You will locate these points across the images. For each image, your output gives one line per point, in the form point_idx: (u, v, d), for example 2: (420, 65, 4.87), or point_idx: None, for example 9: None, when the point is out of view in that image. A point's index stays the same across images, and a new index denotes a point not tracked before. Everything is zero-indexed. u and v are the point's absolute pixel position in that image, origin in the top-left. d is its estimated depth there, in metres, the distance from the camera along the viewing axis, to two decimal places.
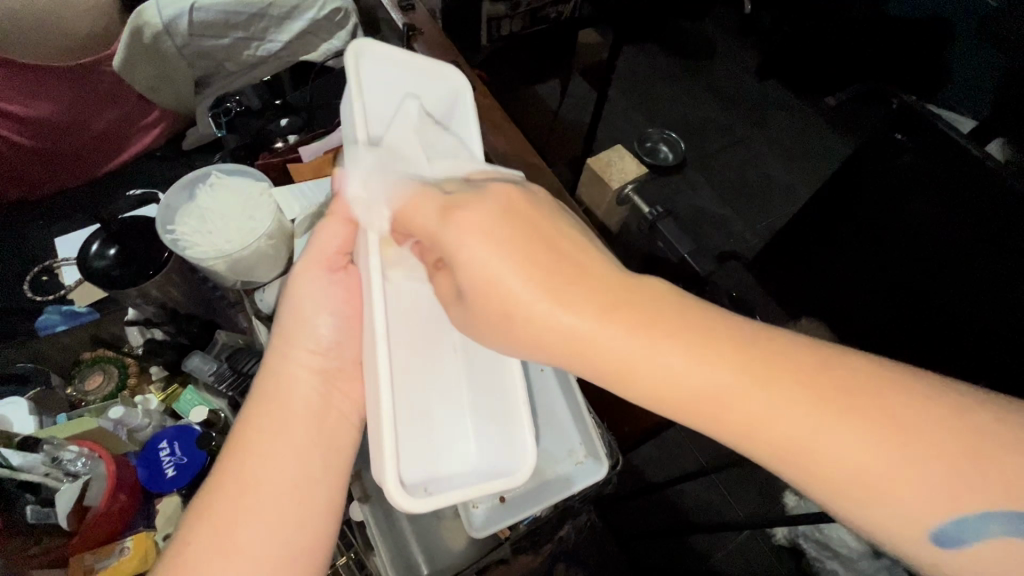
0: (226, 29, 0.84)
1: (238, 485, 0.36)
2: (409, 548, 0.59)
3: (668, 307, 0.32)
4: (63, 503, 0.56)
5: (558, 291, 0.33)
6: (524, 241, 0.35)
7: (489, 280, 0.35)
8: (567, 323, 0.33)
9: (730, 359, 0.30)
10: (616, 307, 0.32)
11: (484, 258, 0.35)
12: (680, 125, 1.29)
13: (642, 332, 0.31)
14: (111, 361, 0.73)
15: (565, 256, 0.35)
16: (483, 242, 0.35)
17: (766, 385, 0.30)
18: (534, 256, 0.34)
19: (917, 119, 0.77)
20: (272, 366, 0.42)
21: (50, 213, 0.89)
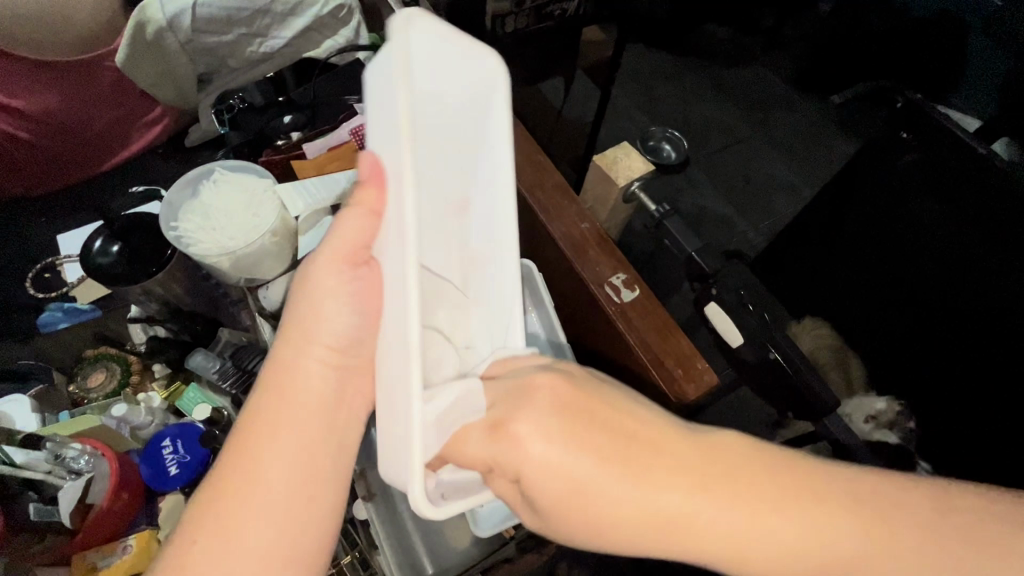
0: (229, 25, 0.84)
1: (247, 471, 0.37)
2: (414, 548, 0.58)
3: (717, 473, 0.32)
4: (66, 502, 0.56)
5: (615, 471, 0.32)
6: (582, 429, 0.33)
7: (570, 482, 0.32)
8: (626, 501, 0.32)
9: (792, 501, 0.31)
10: (668, 479, 0.32)
11: (559, 461, 0.33)
12: (683, 124, 1.28)
13: (692, 495, 0.31)
14: (114, 358, 0.72)
15: (631, 443, 0.33)
16: (540, 438, 0.33)
17: (773, 511, 0.31)
18: (592, 441, 0.33)
19: (926, 119, 0.75)
20: (286, 357, 0.40)
21: (53, 210, 0.88)
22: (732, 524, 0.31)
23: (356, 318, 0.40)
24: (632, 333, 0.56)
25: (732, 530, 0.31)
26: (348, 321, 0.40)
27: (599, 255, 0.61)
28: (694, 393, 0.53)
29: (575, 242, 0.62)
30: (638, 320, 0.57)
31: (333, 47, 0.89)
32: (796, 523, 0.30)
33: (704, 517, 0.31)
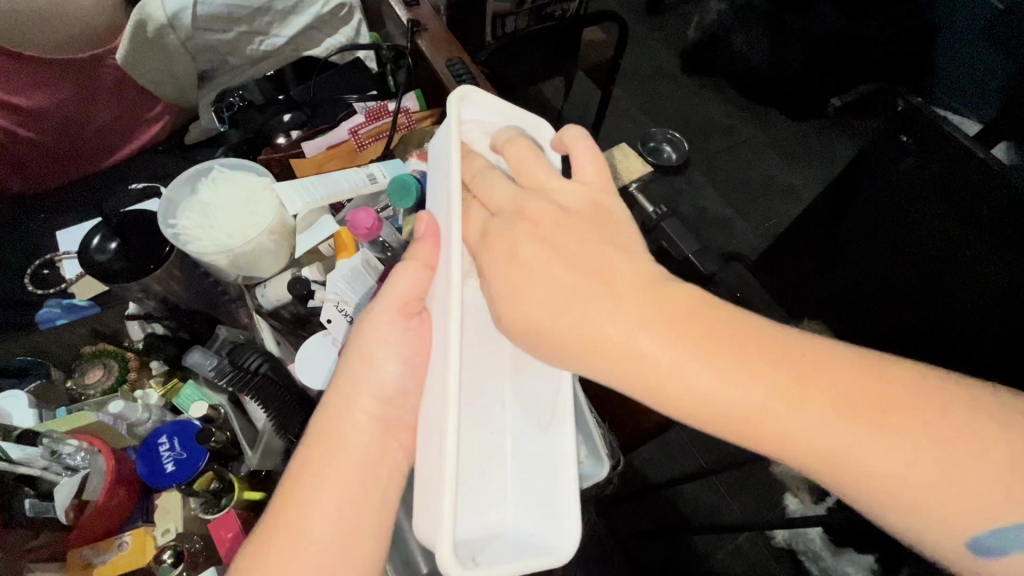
0: (229, 22, 0.84)
1: (292, 512, 0.38)
2: (410, 548, 0.59)
3: (707, 322, 0.31)
4: (62, 497, 0.56)
5: (612, 303, 0.33)
6: (563, 254, 0.36)
7: (523, 293, 0.36)
8: (596, 322, 0.33)
9: (777, 386, 0.29)
10: (629, 304, 0.33)
11: (512, 273, 0.36)
12: (683, 124, 1.30)
13: (661, 335, 0.31)
14: (112, 355, 0.73)
15: (594, 274, 0.35)
16: (527, 252, 0.37)
17: (748, 354, 0.30)
18: (563, 273, 0.35)
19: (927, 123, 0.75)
20: (333, 404, 0.42)
21: (50, 206, 0.87)
22: (723, 394, 0.30)
23: (410, 371, 0.43)
24: None
25: (715, 360, 0.30)
26: (390, 370, 0.43)
27: None
28: None
29: None
30: None
31: (334, 46, 0.89)
32: (789, 398, 0.29)
33: (676, 359, 0.31)
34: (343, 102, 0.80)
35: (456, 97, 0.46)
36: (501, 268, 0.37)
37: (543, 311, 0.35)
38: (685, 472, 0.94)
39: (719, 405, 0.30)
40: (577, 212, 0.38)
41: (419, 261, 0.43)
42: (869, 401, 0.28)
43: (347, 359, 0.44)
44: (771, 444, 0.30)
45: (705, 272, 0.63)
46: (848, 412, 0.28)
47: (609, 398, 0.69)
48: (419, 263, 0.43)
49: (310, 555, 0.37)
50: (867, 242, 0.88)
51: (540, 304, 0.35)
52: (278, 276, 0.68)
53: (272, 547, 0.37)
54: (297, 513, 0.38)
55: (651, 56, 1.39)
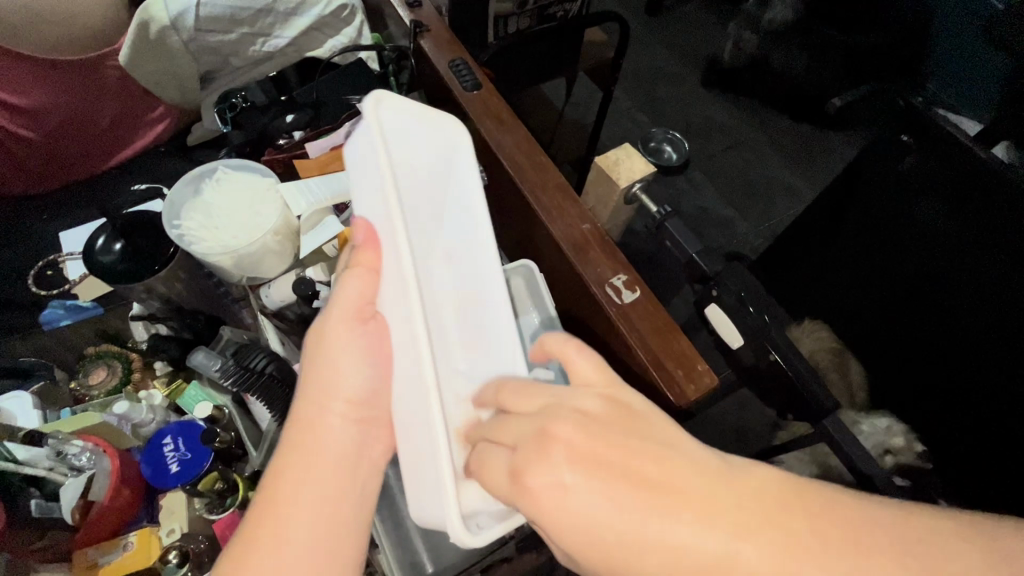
0: (232, 24, 0.84)
1: (276, 520, 0.36)
2: (414, 547, 0.59)
3: (803, 517, 0.24)
4: (69, 494, 0.57)
5: (694, 512, 0.24)
6: (622, 485, 0.25)
7: (587, 531, 0.25)
8: (690, 564, 0.23)
9: (910, 567, 0.22)
10: (717, 506, 0.24)
11: (566, 507, 0.26)
12: (684, 124, 1.31)
13: (772, 544, 0.23)
14: (117, 356, 0.73)
15: (650, 481, 0.25)
16: (568, 476, 0.26)
17: (861, 560, 0.22)
18: (623, 490, 0.25)
19: (933, 125, 0.75)
20: (303, 413, 0.39)
21: (52, 207, 0.87)
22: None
23: (375, 370, 0.40)
24: (632, 332, 0.56)
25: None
26: (348, 372, 0.40)
27: (600, 257, 0.61)
28: (692, 392, 0.53)
29: (576, 243, 0.62)
30: (639, 322, 0.58)
31: (336, 47, 0.89)
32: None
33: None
34: (345, 103, 0.80)
35: (372, 104, 0.43)
36: (544, 501, 0.27)
37: (620, 554, 0.25)
38: None
39: None
40: (593, 406, 0.30)
41: (366, 267, 0.41)
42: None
43: (308, 368, 0.41)
44: None
45: (709, 272, 0.63)
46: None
47: None
48: (366, 268, 0.41)
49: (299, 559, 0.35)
50: (870, 240, 0.88)
51: (617, 556, 0.25)
52: (283, 277, 0.67)
53: (252, 555, 0.35)
54: (283, 521, 0.36)
55: (653, 57, 1.40)
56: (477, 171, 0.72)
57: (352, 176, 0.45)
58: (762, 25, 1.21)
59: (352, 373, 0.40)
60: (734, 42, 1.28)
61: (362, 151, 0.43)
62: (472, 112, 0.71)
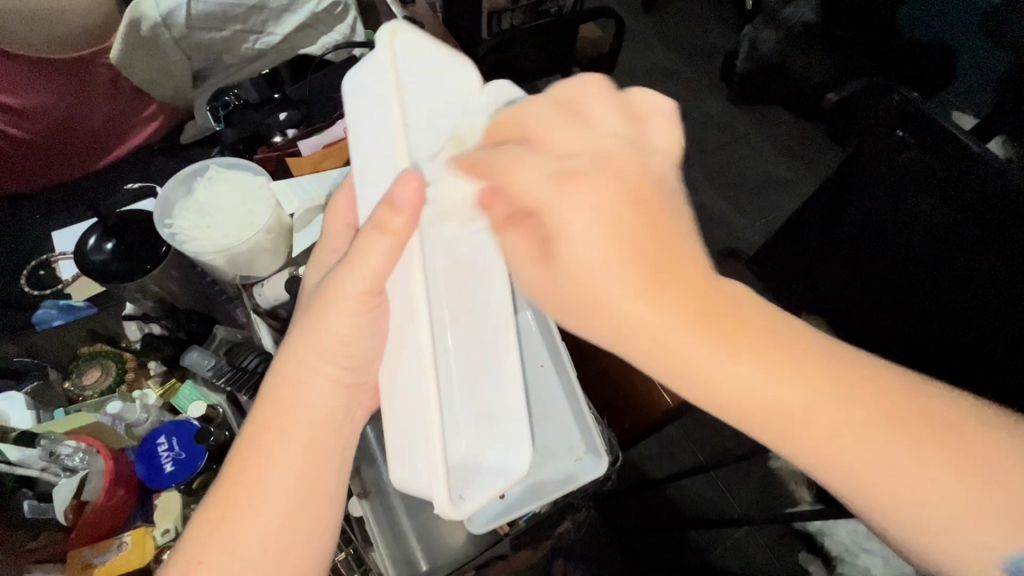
0: (225, 21, 0.84)
1: (240, 481, 0.34)
2: (409, 543, 0.60)
3: (794, 343, 0.29)
4: (62, 497, 0.56)
5: (681, 288, 0.30)
6: (632, 234, 0.31)
7: (591, 242, 0.31)
8: (643, 316, 0.30)
9: (830, 395, 0.28)
10: (704, 297, 0.29)
11: (597, 223, 0.31)
12: (680, 119, 1.31)
13: (740, 337, 0.28)
14: (109, 355, 0.73)
15: (669, 250, 0.31)
16: (606, 217, 0.31)
17: (818, 367, 0.28)
18: (644, 235, 0.30)
19: (920, 116, 0.74)
20: (284, 370, 0.37)
21: (47, 207, 0.87)
22: (764, 388, 0.28)
23: (374, 339, 0.37)
24: None
25: (764, 353, 0.28)
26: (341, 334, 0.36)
27: None
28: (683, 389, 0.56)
29: None
30: None
31: (329, 44, 0.89)
32: (849, 422, 0.27)
33: (691, 376, 0.29)
34: (340, 101, 0.80)
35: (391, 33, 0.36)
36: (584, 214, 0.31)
37: (600, 269, 0.31)
38: (682, 467, 0.94)
39: (777, 411, 0.28)
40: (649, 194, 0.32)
41: (389, 234, 0.33)
42: (923, 418, 0.27)
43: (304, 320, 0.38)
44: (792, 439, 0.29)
45: None
46: (881, 431, 0.27)
47: (604, 394, 0.68)
48: (389, 234, 0.33)
49: (253, 536, 0.33)
50: (865, 235, 0.88)
51: (603, 263, 0.31)
52: (278, 275, 0.67)
53: (221, 510, 0.34)
54: (248, 486, 0.34)
55: (650, 52, 1.40)
56: None
57: (365, 105, 0.37)
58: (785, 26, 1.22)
59: (345, 335, 0.36)
60: (749, 45, 1.25)
61: (374, 89, 0.36)
62: None
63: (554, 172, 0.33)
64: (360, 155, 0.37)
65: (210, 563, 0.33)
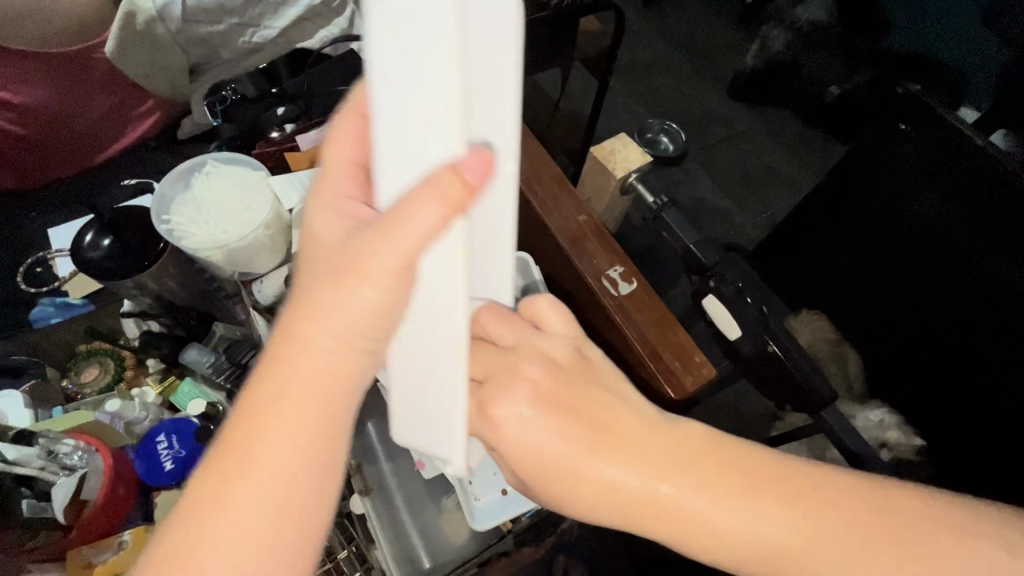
0: (221, 14, 0.85)
1: (245, 452, 0.31)
2: (410, 541, 0.59)
3: (729, 466, 0.35)
4: (62, 493, 0.56)
5: (626, 456, 0.36)
6: (571, 421, 0.37)
7: (537, 457, 0.38)
8: (624, 489, 0.35)
9: (793, 515, 0.33)
10: (651, 455, 0.36)
11: (528, 431, 0.38)
12: (679, 113, 1.30)
13: (686, 487, 0.34)
14: (108, 353, 0.72)
15: (598, 427, 0.37)
16: (531, 414, 0.38)
17: (778, 499, 0.34)
18: (574, 428, 0.37)
19: (925, 108, 0.75)
20: (292, 333, 0.32)
21: (43, 204, 0.86)
22: (743, 525, 0.33)
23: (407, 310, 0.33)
24: (630, 327, 0.56)
25: (692, 494, 0.34)
26: (374, 309, 0.32)
27: (596, 249, 0.60)
28: (690, 385, 0.53)
29: (572, 235, 0.61)
30: (635, 315, 0.57)
31: (326, 37, 0.91)
32: (819, 528, 0.33)
33: (683, 542, 0.35)
34: (338, 95, 0.79)
35: None
36: (525, 417, 0.38)
37: (557, 472, 0.37)
38: None
39: (769, 550, 0.33)
40: (565, 365, 0.41)
41: (444, 202, 0.29)
42: (864, 513, 0.33)
43: (322, 282, 0.32)
44: (798, 575, 0.33)
45: (707, 262, 0.62)
46: (859, 536, 0.32)
47: None
48: (448, 203, 0.29)
49: (253, 514, 0.31)
50: (869, 230, 0.88)
51: (559, 468, 0.37)
52: (277, 273, 0.67)
53: (221, 486, 0.31)
54: (250, 462, 0.31)
55: (651, 46, 1.39)
56: None
57: (407, 21, 0.28)
58: (795, 26, 1.23)
59: (377, 311, 0.32)
60: (760, 44, 1.27)
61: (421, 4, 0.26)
62: None
63: (480, 402, 0.40)
64: (391, 84, 0.29)
65: (209, 537, 0.30)
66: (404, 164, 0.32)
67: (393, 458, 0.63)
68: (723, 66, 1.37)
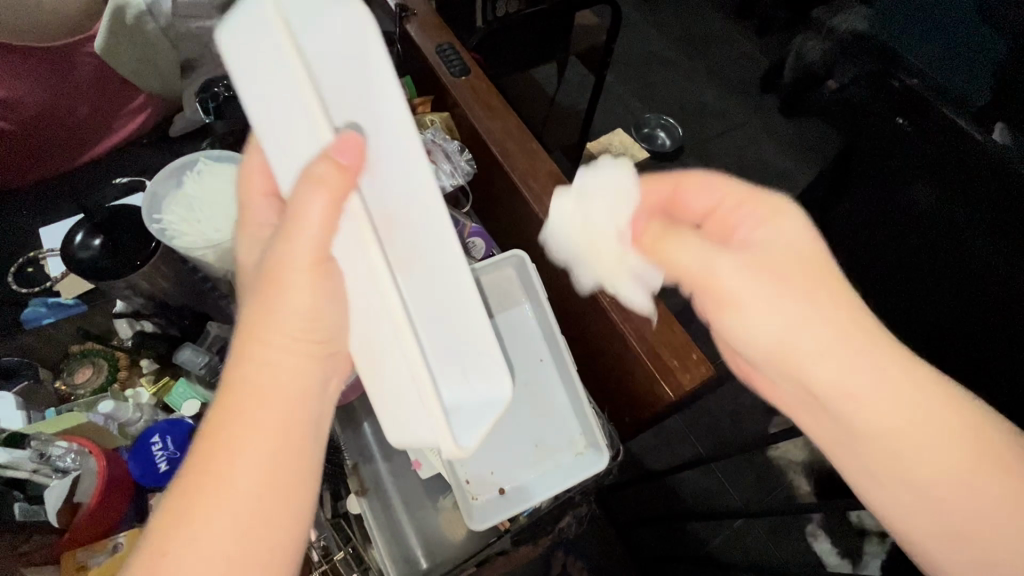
0: (213, 10, 0.82)
1: (204, 470, 0.32)
2: (408, 541, 0.59)
3: (934, 379, 0.34)
4: (53, 499, 0.55)
5: (850, 307, 0.35)
6: (811, 272, 0.36)
7: (757, 260, 0.37)
8: (831, 320, 0.34)
9: (968, 445, 0.33)
10: (868, 336, 0.34)
11: (767, 242, 0.38)
12: (677, 108, 1.29)
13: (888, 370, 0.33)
14: (101, 353, 0.72)
15: (828, 282, 0.36)
16: (784, 235, 0.38)
17: (963, 421, 0.33)
18: (816, 267, 0.36)
19: (923, 105, 0.75)
20: (242, 349, 0.35)
21: (30, 202, 0.84)
22: (908, 416, 0.33)
23: (335, 307, 0.34)
24: (626, 323, 0.56)
25: (889, 396, 0.33)
26: (301, 311, 0.34)
27: None
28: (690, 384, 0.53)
29: None
30: (632, 312, 0.57)
31: None
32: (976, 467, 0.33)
33: (846, 373, 0.33)
34: None
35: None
36: (770, 236, 0.38)
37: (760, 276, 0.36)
38: (682, 460, 0.93)
39: (912, 447, 0.33)
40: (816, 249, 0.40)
41: (323, 191, 0.30)
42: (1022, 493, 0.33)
43: (253, 304, 0.35)
44: (909, 474, 0.34)
45: None
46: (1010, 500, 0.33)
47: (604, 387, 0.67)
48: (326, 191, 0.30)
49: (225, 524, 0.32)
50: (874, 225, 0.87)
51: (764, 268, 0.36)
52: None
53: (190, 496, 0.32)
54: (217, 470, 0.32)
55: (646, 41, 1.38)
56: (467, 160, 0.70)
57: (254, 55, 0.30)
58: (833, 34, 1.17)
59: (309, 310, 0.34)
60: (795, 56, 1.25)
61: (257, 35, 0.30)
62: (461, 99, 0.69)
63: (737, 199, 0.41)
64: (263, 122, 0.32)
65: (178, 550, 0.31)
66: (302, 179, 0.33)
67: (389, 458, 0.63)
68: (718, 60, 1.36)
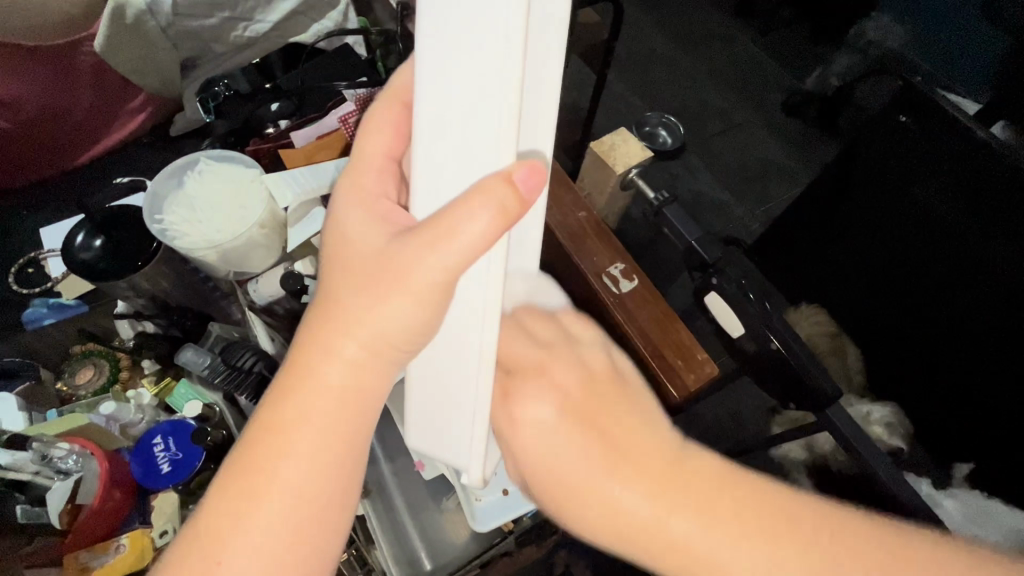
0: (212, 8, 0.83)
1: (268, 464, 0.31)
2: (412, 543, 0.59)
3: (709, 482, 0.33)
4: (55, 500, 0.54)
5: (630, 471, 0.34)
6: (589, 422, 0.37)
7: (546, 462, 0.37)
8: (619, 507, 0.34)
9: (787, 540, 0.31)
10: (647, 474, 0.34)
11: (546, 415, 0.38)
12: (678, 106, 1.29)
13: (659, 495, 0.33)
14: (103, 355, 0.71)
15: (604, 435, 0.36)
16: (551, 416, 0.38)
17: (767, 518, 0.31)
18: (578, 427, 0.37)
19: (924, 102, 0.72)
20: (320, 338, 0.32)
21: (33, 203, 0.85)
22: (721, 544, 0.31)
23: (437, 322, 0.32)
24: (631, 324, 0.56)
25: (699, 541, 0.32)
26: (404, 320, 0.31)
27: (597, 246, 0.60)
28: (694, 383, 0.53)
29: (572, 233, 0.60)
30: (637, 312, 0.56)
31: (321, 31, 0.89)
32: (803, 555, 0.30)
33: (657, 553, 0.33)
34: (334, 89, 0.78)
35: None
36: (538, 405, 0.39)
37: (563, 479, 0.36)
38: None
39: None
40: (596, 375, 0.41)
41: (498, 211, 0.28)
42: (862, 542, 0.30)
43: (358, 293, 0.31)
44: None
45: (708, 259, 0.61)
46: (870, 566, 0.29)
47: None
48: (501, 215, 0.28)
49: (271, 525, 0.30)
50: (876, 224, 0.87)
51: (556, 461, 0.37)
52: (270, 271, 0.66)
53: (244, 486, 0.31)
54: (274, 466, 0.31)
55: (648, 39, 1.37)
56: None
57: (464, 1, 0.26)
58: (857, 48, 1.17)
59: (411, 320, 0.31)
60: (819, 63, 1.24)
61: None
62: None
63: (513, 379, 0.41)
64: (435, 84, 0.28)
65: (231, 555, 0.30)
66: (446, 165, 0.30)
67: (392, 458, 0.62)
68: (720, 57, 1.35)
